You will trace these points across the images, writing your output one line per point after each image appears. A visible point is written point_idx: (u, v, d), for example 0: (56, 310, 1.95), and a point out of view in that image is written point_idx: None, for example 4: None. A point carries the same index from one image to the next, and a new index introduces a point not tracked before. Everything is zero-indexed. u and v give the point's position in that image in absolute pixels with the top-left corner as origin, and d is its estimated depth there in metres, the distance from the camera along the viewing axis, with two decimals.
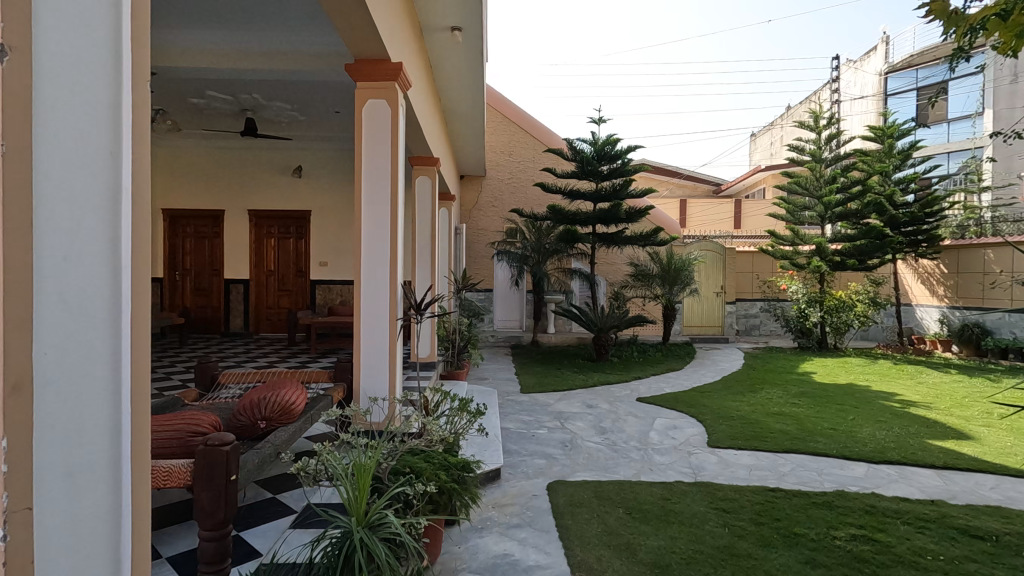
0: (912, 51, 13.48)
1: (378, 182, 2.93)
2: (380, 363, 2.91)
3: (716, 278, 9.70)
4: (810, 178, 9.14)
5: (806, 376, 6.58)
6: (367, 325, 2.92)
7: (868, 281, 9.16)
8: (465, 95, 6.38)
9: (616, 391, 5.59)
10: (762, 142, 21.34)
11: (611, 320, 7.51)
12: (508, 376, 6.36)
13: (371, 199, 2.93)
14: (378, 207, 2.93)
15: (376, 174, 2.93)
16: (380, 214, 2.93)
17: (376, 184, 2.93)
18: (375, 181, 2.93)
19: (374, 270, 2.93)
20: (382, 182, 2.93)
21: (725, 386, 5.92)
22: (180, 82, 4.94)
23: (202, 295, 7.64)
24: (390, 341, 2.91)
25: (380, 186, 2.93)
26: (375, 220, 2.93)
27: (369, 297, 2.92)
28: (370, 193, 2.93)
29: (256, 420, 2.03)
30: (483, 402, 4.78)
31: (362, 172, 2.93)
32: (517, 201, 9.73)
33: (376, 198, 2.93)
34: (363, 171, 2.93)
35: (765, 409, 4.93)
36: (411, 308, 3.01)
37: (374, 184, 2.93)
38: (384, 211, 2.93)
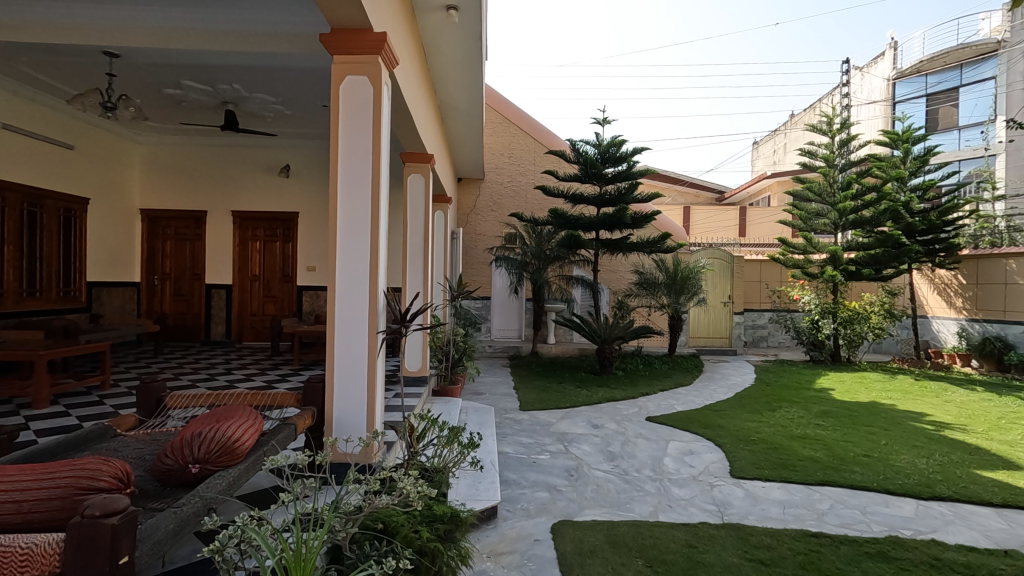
0: (921, 57, 13.18)
1: (357, 172, 2.50)
2: (357, 383, 2.48)
3: (724, 287, 9.29)
4: (823, 185, 8.72)
5: (825, 393, 6.16)
6: (344, 339, 2.49)
7: (884, 292, 8.75)
8: (462, 88, 5.98)
9: (623, 410, 5.15)
10: (765, 150, 21.07)
11: (616, 331, 7.07)
12: (506, 391, 5.92)
13: (349, 193, 2.51)
14: (358, 203, 2.50)
15: (355, 164, 2.50)
16: (360, 210, 2.50)
17: (355, 175, 2.50)
18: (354, 171, 2.50)
19: (351, 274, 2.50)
20: (362, 174, 2.50)
21: (740, 404, 5.49)
22: (155, 69, 4.54)
23: (183, 301, 7.20)
24: (369, 357, 2.49)
25: (360, 179, 2.50)
26: (353, 217, 2.50)
27: (346, 305, 2.50)
28: (347, 185, 2.51)
29: (188, 463, 1.60)
30: (478, 421, 4.34)
31: (338, 159, 2.50)
32: (517, 205, 9.34)
33: (354, 192, 2.50)
34: (339, 158, 2.50)
35: (788, 431, 4.50)
36: (395, 319, 2.58)
37: (353, 175, 2.50)
38: (365, 207, 2.50)
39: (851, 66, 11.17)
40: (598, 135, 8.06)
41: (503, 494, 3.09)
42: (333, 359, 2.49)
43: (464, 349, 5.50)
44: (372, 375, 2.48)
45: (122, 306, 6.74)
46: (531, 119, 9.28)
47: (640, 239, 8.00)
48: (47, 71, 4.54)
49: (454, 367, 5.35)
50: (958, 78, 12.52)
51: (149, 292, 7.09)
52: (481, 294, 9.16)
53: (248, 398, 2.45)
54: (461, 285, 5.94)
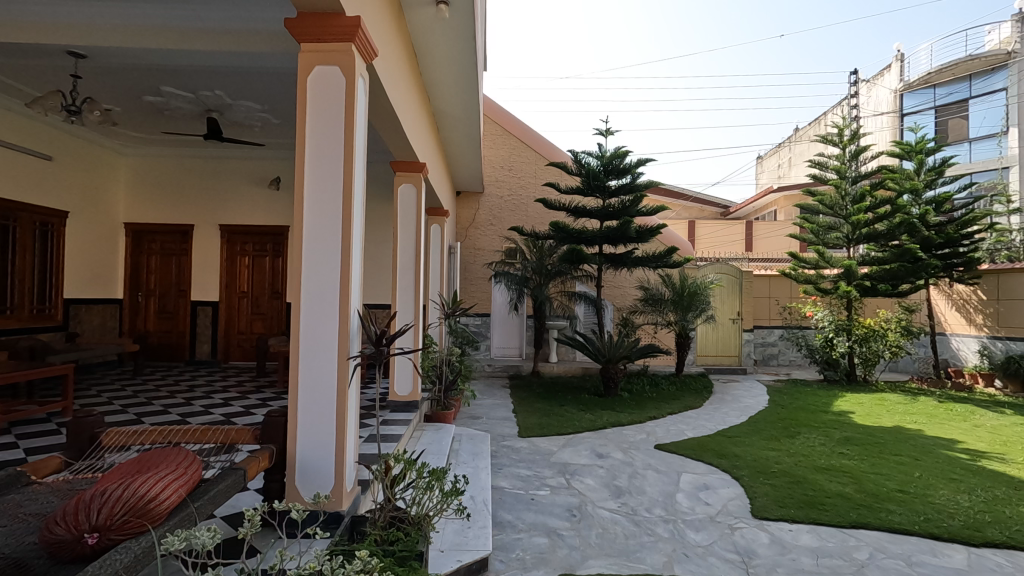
0: (929, 68, 12.95)
1: (326, 175, 2.19)
2: (325, 416, 2.15)
3: (732, 303, 8.95)
4: (835, 197, 8.38)
5: (845, 416, 5.77)
6: (310, 365, 2.17)
7: (901, 308, 8.39)
8: (459, 95, 5.72)
9: (629, 436, 4.79)
10: (769, 164, 20.86)
11: (621, 350, 6.71)
12: (505, 415, 5.56)
13: (316, 199, 2.19)
14: (326, 210, 2.19)
15: (323, 165, 2.19)
16: (328, 218, 2.18)
17: (323, 178, 2.19)
18: (322, 173, 2.19)
19: (319, 289, 2.18)
20: (332, 176, 2.19)
21: (755, 429, 5.12)
22: (129, 73, 4.28)
23: (167, 319, 6.89)
24: (339, 385, 2.16)
25: (329, 182, 2.19)
26: (321, 225, 2.18)
27: (313, 326, 2.17)
28: (316, 188, 2.19)
29: (83, 533, 1.26)
30: (472, 451, 3.98)
31: (306, 159, 2.19)
32: (517, 219, 9.05)
33: (322, 198, 2.19)
34: (306, 158, 2.20)
35: (811, 461, 4.12)
36: (369, 341, 2.25)
37: (320, 177, 2.19)
38: (335, 215, 2.18)
39: (859, 76, 10.92)
40: (601, 146, 7.78)
41: (495, 540, 2.72)
42: (297, 390, 2.16)
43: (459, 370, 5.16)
44: (341, 408, 2.15)
45: (102, 325, 6.42)
46: (532, 131, 9.05)
47: (645, 254, 7.69)
48: (15, 77, 4.27)
49: (449, 390, 5.01)
50: (967, 90, 12.30)
51: (132, 310, 6.78)
52: (480, 311, 8.84)
53: (196, 434, 2.12)
54: (457, 302, 5.64)
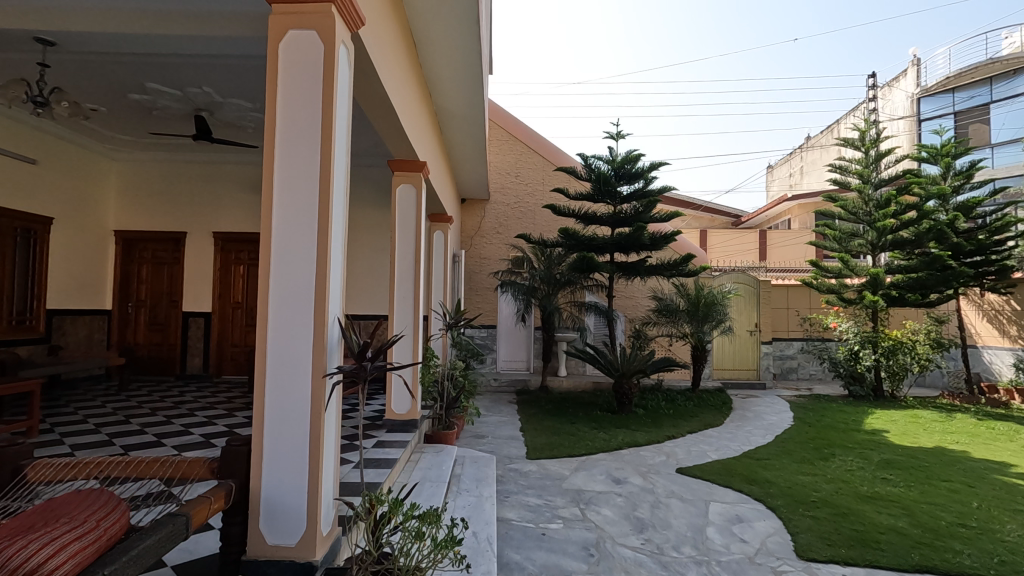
0: (948, 73, 12.60)
1: (300, 159, 1.85)
2: (297, 444, 1.80)
3: (750, 314, 8.54)
4: (858, 202, 7.97)
5: (880, 436, 5.34)
6: (281, 383, 1.82)
7: (930, 319, 7.95)
8: (463, 94, 5.41)
9: (648, 459, 4.38)
10: (780, 174, 20.50)
11: (635, 364, 6.32)
12: (512, 434, 5.17)
13: (288, 187, 1.85)
14: (300, 201, 1.84)
15: (297, 147, 1.86)
16: (302, 209, 1.84)
17: (296, 163, 1.85)
18: (295, 157, 1.85)
19: (291, 292, 1.83)
20: (307, 161, 1.85)
21: (785, 451, 4.70)
22: (111, 66, 4.00)
23: (158, 331, 6.57)
24: (314, 407, 1.80)
25: (303, 167, 1.85)
26: (293, 219, 1.84)
27: (284, 334, 1.82)
28: (288, 173, 1.85)
29: None
30: (477, 476, 3.60)
31: (277, 139, 1.86)
32: (525, 226, 8.71)
33: (296, 187, 1.85)
34: (277, 138, 1.86)
35: (853, 488, 3.70)
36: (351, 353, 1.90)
37: (294, 161, 1.85)
38: (310, 206, 1.84)
39: (878, 79, 10.52)
40: (612, 150, 7.45)
41: None
42: (265, 413, 1.81)
43: (462, 386, 4.78)
44: (317, 436, 1.79)
45: (89, 337, 6.12)
46: (540, 136, 8.74)
47: (660, 262, 7.32)
48: None
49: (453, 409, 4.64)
50: (988, 94, 11.79)
51: (122, 322, 6.47)
52: (485, 322, 8.48)
53: (140, 469, 1.76)
54: (460, 313, 5.29)
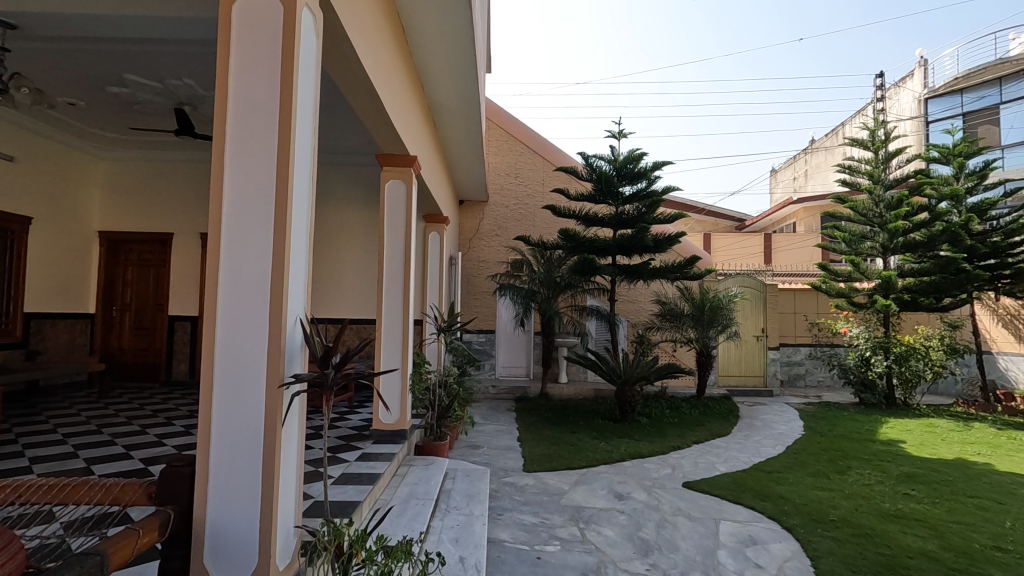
0: (955, 74, 12.37)
1: (255, 137, 1.62)
2: (249, 463, 1.56)
3: (756, 319, 8.28)
4: (868, 203, 7.71)
5: (896, 447, 5.08)
6: (230, 397, 1.58)
7: (943, 325, 7.68)
8: (458, 88, 5.19)
9: (652, 472, 4.12)
10: (783, 177, 20.24)
11: (638, 371, 6.06)
12: (509, 444, 4.91)
13: (241, 168, 1.61)
14: (255, 185, 1.61)
15: (251, 123, 1.63)
16: (257, 197, 1.61)
17: (251, 141, 1.62)
18: (249, 135, 1.62)
19: (244, 290, 1.60)
20: (263, 138, 1.62)
21: (798, 463, 4.43)
22: (84, 55, 3.79)
23: (143, 336, 6.35)
24: (269, 422, 1.56)
25: (259, 147, 1.62)
26: (247, 205, 1.61)
27: (235, 337, 1.59)
28: (241, 152, 1.62)
29: None
30: (469, 491, 3.34)
31: (229, 113, 1.63)
32: (524, 228, 8.48)
33: (250, 168, 1.62)
34: (229, 112, 1.63)
35: (875, 506, 3.44)
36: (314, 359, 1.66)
37: (248, 140, 1.62)
38: (266, 190, 1.61)
39: (886, 79, 10.29)
40: (613, 149, 7.21)
41: None
42: (211, 431, 1.57)
43: (456, 393, 4.51)
44: (272, 457, 1.55)
45: (71, 342, 5.90)
46: (539, 136, 8.53)
47: (663, 264, 7.07)
48: None
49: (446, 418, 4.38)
50: (998, 95, 11.52)
51: (106, 326, 6.25)
52: (483, 327, 8.23)
53: (63, 493, 1.50)
54: (455, 317, 5.05)
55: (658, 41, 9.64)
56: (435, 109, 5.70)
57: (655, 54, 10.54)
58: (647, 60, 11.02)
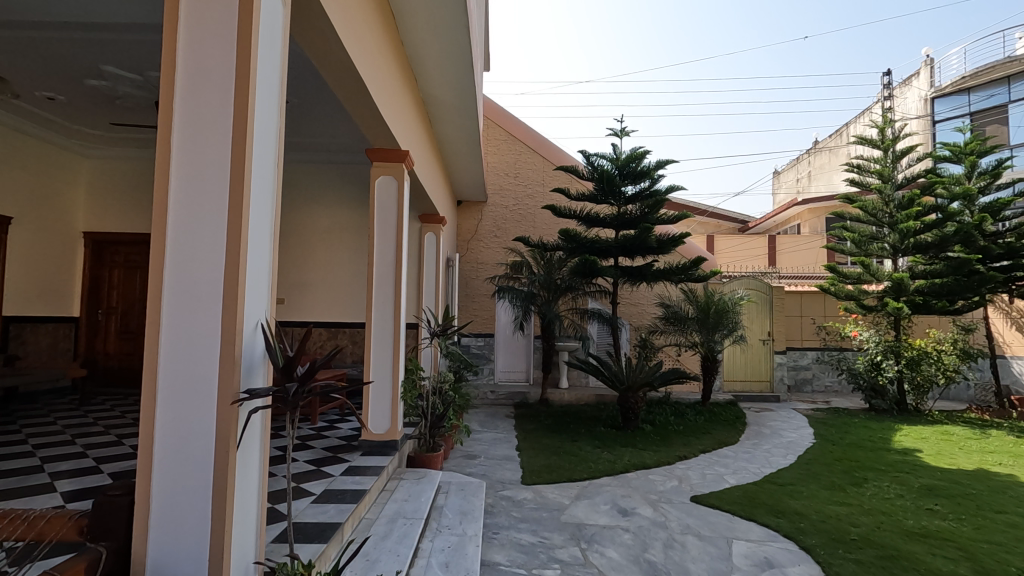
0: (962, 73, 12.14)
1: (208, 107, 1.42)
2: (198, 485, 1.35)
3: (762, 322, 8.06)
4: (878, 203, 7.47)
5: (913, 456, 4.84)
6: (176, 411, 1.36)
7: (956, 328, 7.45)
8: (453, 82, 4.98)
9: (658, 485, 3.89)
10: (786, 179, 20.02)
11: (641, 376, 5.84)
12: (507, 454, 4.69)
13: (192, 143, 1.41)
14: (208, 162, 1.41)
15: (204, 91, 1.42)
16: (210, 176, 1.40)
17: (203, 111, 1.42)
18: (202, 105, 1.42)
19: (194, 282, 1.38)
20: (218, 109, 1.42)
21: (812, 475, 4.20)
22: (59, 44, 3.59)
23: (130, 339, 6.14)
24: (220, 435, 1.35)
25: (214, 119, 1.41)
26: (198, 185, 1.40)
27: (183, 338, 1.37)
28: (192, 124, 1.41)
29: None
30: (462, 507, 3.11)
31: (177, 78, 1.41)
32: (524, 229, 8.27)
33: (203, 143, 1.41)
34: (178, 77, 1.41)
35: (897, 523, 3.20)
36: (275, 362, 1.45)
37: (201, 112, 1.41)
38: (221, 169, 1.40)
39: (893, 77, 10.08)
40: (615, 148, 7.01)
41: None
42: (153, 451, 1.35)
43: (452, 402, 4.21)
44: (223, 481, 1.34)
45: (53, 346, 5.69)
46: (539, 135, 8.35)
47: (667, 266, 6.86)
48: None
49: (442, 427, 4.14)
50: (1006, 94, 11.27)
51: (91, 330, 6.05)
52: (481, 331, 8.02)
53: None
54: (450, 320, 4.83)
55: (659, 38, 9.44)
56: (430, 105, 5.49)
57: (656, 53, 10.34)
58: (648, 59, 10.83)
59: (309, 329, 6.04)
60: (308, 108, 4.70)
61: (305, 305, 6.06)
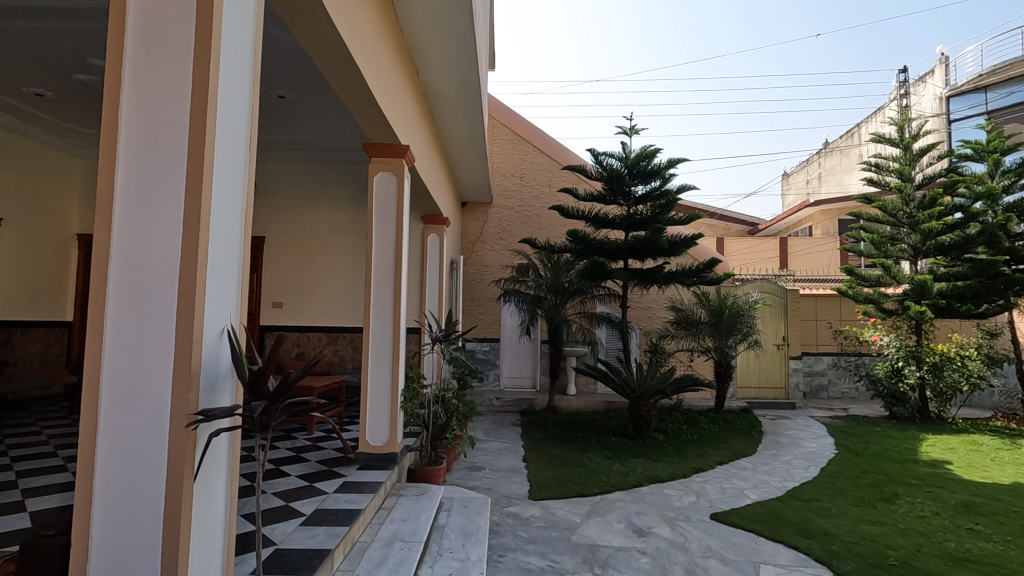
0: (979, 72, 11.81)
1: (164, 69, 1.21)
2: (147, 518, 1.14)
3: (777, 327, 7.80)
4: (898, 203, 7.19)
5: (944, 469, 4.57)
6: (122, 433, 1.14)
7: (980, 332, 7.16)
8: (456, 76, 4.78)
9: (674, 501, 3.64)
10: (796, 181, 19.69)
11: (653, 383, 5.60)
12: (513, 466, 4.45)
13: (145, 111, 1.20)
14: (164, 134, 1.20)
15: (159, 49, 1.21)
16: (167, 150, 1.19)
17: (158, 73, 1.21)
18: (157, 66, 1.21)
19: (146, 276, 1.17)
20: (176, 71, 1.21)
21: (838, 489, 3.94)
22: (41, 34, 3.40)
23: None
24: (173, 457, 1.14)
25: (171, 82, 1.20)
26: (152, 161, 1.19)
27: (132, 342, 1.16)
28: (145, 89, 1.20)
29: None
30: (466, 528, 2.88)
31: (128, 35, 1.20)
32: (530, 231, 8.05)
33: (158, 111, 1.20)
34: (129, 33, 1.20)
35: (938, 545, 2.95)
36: (241, 369, 1.24)
37: (155, 74, 1.21)
38: (180, 142, 1.19)
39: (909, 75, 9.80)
40: (625, 146, 6.78)
41: None
42: (94, 482, 1.14)
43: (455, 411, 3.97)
44: (176, 517, 1.12)
45: (44, 352, 5.50)
46: (545, 135, 8.14)
47: (679, 268, 6.62)
48: None
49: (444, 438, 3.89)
50: None
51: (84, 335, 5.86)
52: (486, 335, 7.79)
53: None
54: (452, 325, 4.65)
55: (668, 36, 9.21)
56: (432, 101, 5.28)
57: (665, 52, 10.11)
58: (656, 58, 10.60)
59: (308, 335, 5.84)
60: (305, 103, 4.51)
61: (304, 309, 5.87)
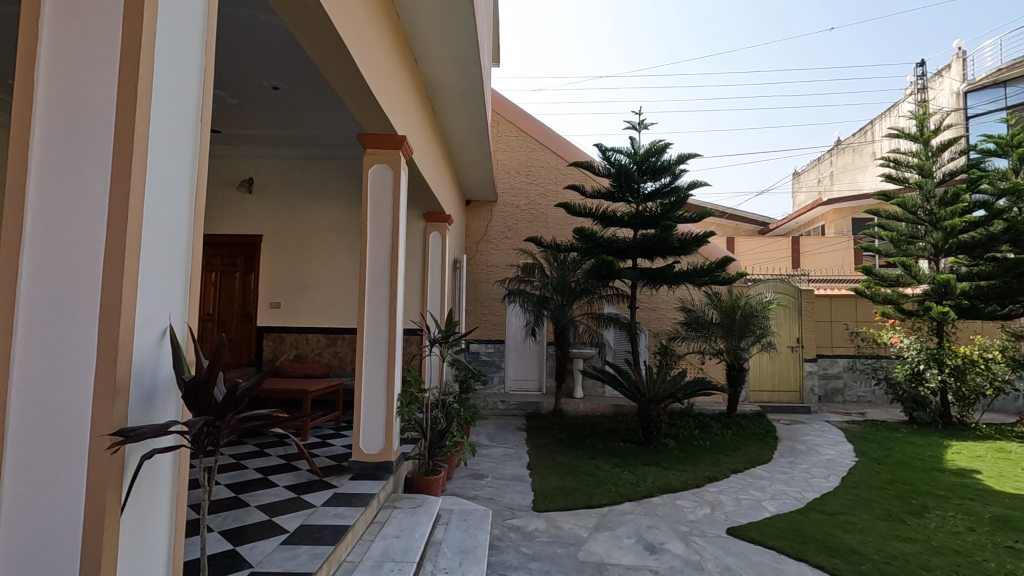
0: (998, 66, 11.44)
1: (93, 6, 1.02)
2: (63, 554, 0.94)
3: (791, 328, 7.56)
4: (917, 199, 6.89)
5: (973, 479, 4.31)
6: (34, 450, 0.95)
7: (1005, 334, 6.86)
8: (458, 66, 4.58)
9: (688, 513, 3.42)
10: (807, 180, 19.33)
11: (663, 387, 5.38)
12: (518, 474, 4.25)
13: (70, 59, 1.01)
14: (93, 85, 1.01)
15: None
16: (95, 105, 1.00)
17: (86, 13, 1.02)
18: (85, 4, 1.02)
19: (67, 254, 0.98)
20: (104, 10, 1.02)
21: (863, 501, 3.70)
22: None
23: None
24: (99, 474, 0.94)
25: (102, 23, 1.01)
26: (79, 117, 1.00)
27: (51, 334, 0.97)
28: (66, 29, 1.01)
29: None
30: (464, 545, 2.67)
31: None
32: (536, 230, 7.84)
33: (87, 59, 1.01)
34: None
35: (977, 566, 2.71)
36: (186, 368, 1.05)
37: (83, 15, 1.02)
38: (111, 95, 1.01)
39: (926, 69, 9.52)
40: (634, 142, 6.56)
41: None
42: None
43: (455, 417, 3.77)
44: (98, 549, 0.93)
45: None
46: (551, 131, 7.93)
47: (690, 268, 6.39)
48: None
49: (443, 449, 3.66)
50: None
51: None
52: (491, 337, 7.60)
53: None
54: (451, 327, 4.28)
55: (676, 31, 9.00)
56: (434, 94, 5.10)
57: (672, 48, 9.90)
58: (665, 54, 10.34)
59: (307, 336, 5.67)
60: (302, 94, 4.33)
61: (302, 310, 5.70)
